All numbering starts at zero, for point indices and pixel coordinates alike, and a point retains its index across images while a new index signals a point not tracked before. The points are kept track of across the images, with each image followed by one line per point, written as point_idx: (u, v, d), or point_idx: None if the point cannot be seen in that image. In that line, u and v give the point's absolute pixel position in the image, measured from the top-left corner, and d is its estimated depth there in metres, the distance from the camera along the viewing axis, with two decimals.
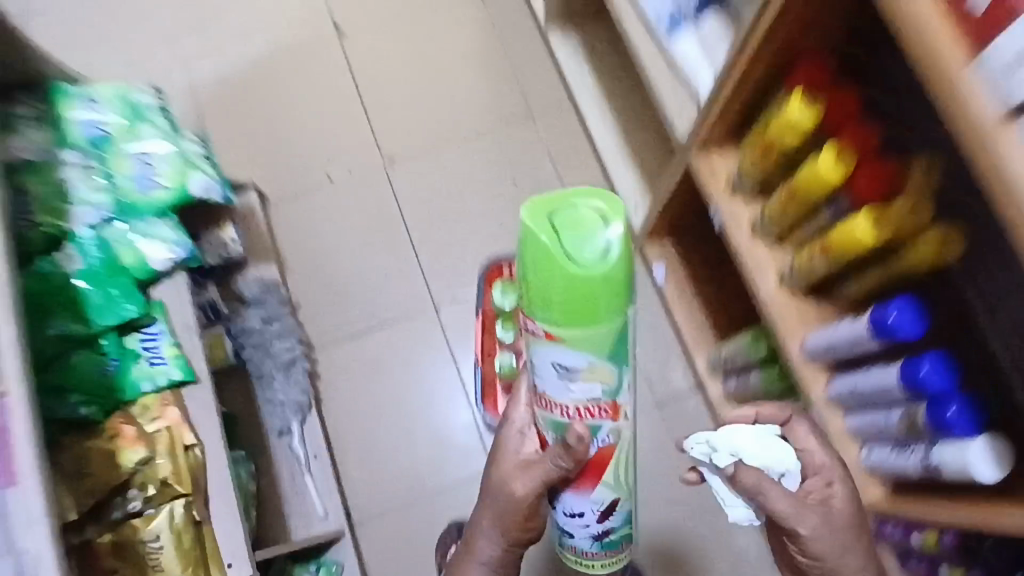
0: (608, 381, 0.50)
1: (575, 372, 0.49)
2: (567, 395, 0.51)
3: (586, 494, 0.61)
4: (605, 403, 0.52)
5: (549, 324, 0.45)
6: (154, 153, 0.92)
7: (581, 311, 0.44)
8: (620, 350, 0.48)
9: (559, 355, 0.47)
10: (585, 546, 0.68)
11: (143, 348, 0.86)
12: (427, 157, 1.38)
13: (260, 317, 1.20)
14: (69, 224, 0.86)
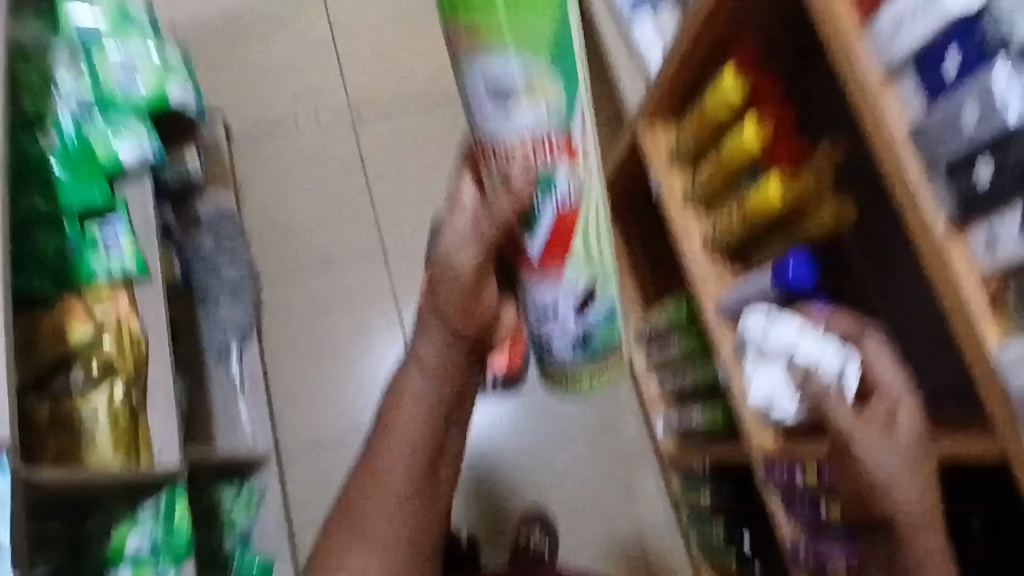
0: (553, 98, 0.50)
1: (512, 83, 0.49)
2: (509, 122, 0.50)
3: (555, 278, 0.58)
4: (555, 129, 0.51)
5: (475, 17, 0.47)
6: (135, 53, 1.00)
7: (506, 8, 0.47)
8: (556, 51, 0.50)
9: (492, 63, 0.48)
10: (567, 350, 0.62)
11: (100, 237, 0.90)
12: (394, 114, 1.44)
13: (212, 240, 1.25)
14: (48, 108, 0.92)
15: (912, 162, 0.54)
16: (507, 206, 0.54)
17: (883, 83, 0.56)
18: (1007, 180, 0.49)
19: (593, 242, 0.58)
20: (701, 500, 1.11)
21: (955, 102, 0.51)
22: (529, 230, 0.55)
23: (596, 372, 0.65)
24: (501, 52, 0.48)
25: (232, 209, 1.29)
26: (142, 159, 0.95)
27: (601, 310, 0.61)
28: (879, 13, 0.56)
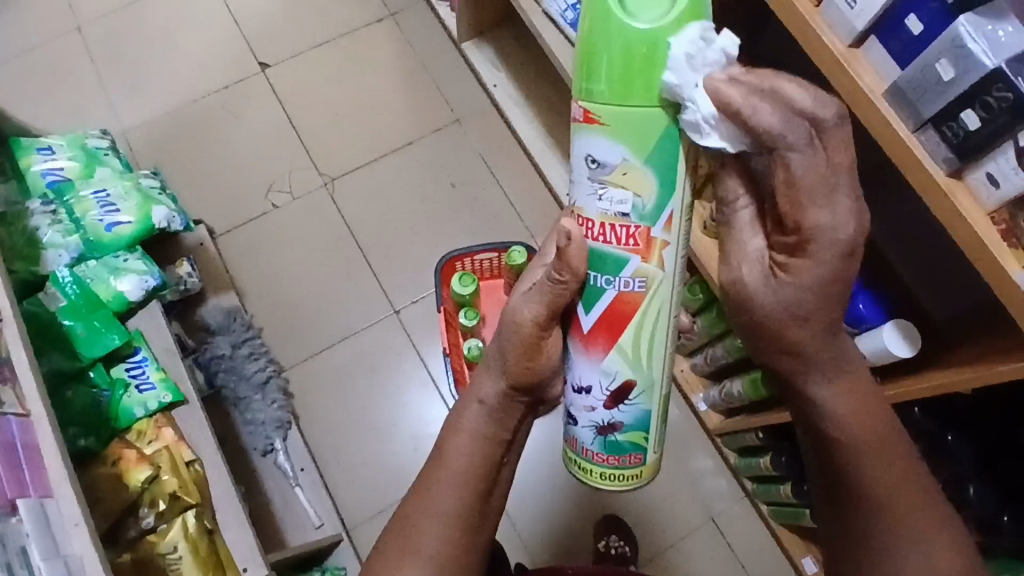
0: (643, 192, 0.50)
1: (608, 168, 0.49)
2: (597, 202, 0.51)
3: (596, 361, 0.59)
4: (637, 223, 0.51)
5: (593, 96, 0.47)
6: (112, 189, 0.99)
7: (643, 76, 0.46)
8: (665, 151, 0.49)
9: (596, 142, 0.49)
10: (588, 442, 0.65)
11: (129, 376, 0.91)
12: (367, 174, 1.46)
13: (228, 344, 1.24)
14: (44, 268, 0.92)
15: (898, 121, 0.57)
16: (564, 277, 0.54)
17: (850, 52, 0.59)
18: (996, 124, 0.50)
19: (648, 344, 0.57)
20: (760, 465, 1.13)
21: (928, 59, 0.53)
22: (585, 303, 0.56)
23: (626, 476, 0.67)
24: (610, 141, 0.48)
25: (237, 306, 1.28)
26: (148, 291, 0.95)
27: (634, 413, 0.62)
28: None
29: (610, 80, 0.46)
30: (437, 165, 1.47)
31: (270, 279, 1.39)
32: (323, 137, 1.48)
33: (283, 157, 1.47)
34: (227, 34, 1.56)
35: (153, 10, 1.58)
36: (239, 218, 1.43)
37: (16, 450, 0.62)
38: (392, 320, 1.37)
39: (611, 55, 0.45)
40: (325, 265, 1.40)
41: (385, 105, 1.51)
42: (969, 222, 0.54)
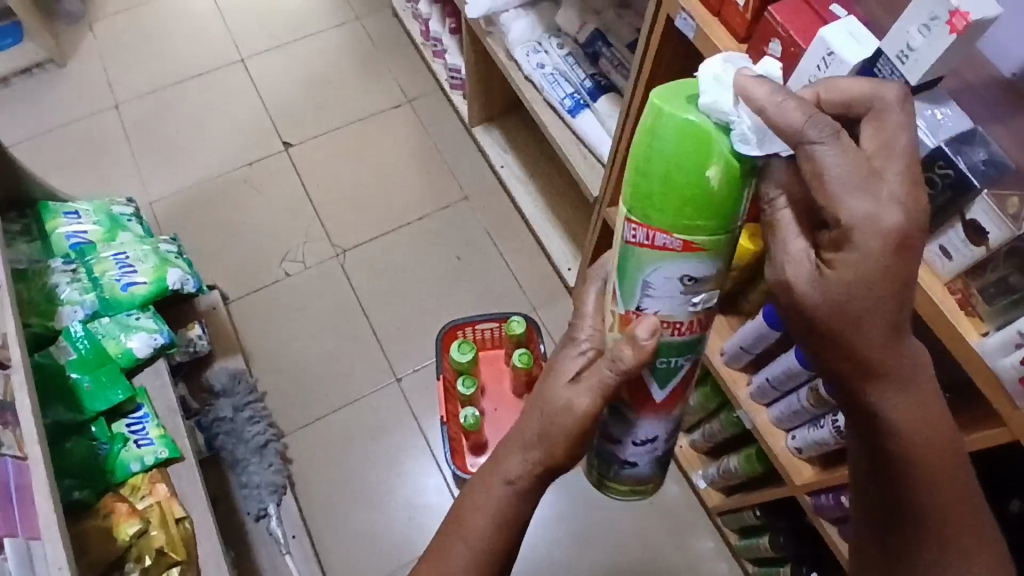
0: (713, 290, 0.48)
1: (686, 280, 0.47)
2: (668, 302, 0.49)
3: (663, 417, 0.57)
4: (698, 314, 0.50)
5: (657, 223, 0.45)
6: (131, 252, 1.05)
7: (708, 208, 0.43)
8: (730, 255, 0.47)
9: (685, 264, 0.46)
10: (646, 471, 0.63)
11: (129, 431, 0.93)
12: (378, 246, 1.52)
13: (231, 406, 1.26)
14: (58, 323, 0.97)
15: None
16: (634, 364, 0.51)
17: None
18: (942, 197, 0.54)
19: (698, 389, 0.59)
20: (760, 545, 1.11)
21: None
22: (660, 381, 0.54)
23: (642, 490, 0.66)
24: (703, 258, 0.46)
25: (243, 369, 1.31)
26: (155, 349, 0.99)
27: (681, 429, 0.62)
28: (788, 80, 0.62)
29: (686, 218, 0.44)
30: (445, 240, 1.53)
31: (277, 344, 1.43)
32: (337, 211, 1.56)
33: (298, 229, 1.54)
34: (255, 116, 1.68)
35: (190, 93, 1.71)
36: (252, 285, 1.48)
37: (7, 489, 0.65)
38: (393, 389, 1.39)
39: (679, 196, 0.43)
40: (331, 332, 1.44)
41: (398, 182, 1.59)
42: (927, 290, 0.56)
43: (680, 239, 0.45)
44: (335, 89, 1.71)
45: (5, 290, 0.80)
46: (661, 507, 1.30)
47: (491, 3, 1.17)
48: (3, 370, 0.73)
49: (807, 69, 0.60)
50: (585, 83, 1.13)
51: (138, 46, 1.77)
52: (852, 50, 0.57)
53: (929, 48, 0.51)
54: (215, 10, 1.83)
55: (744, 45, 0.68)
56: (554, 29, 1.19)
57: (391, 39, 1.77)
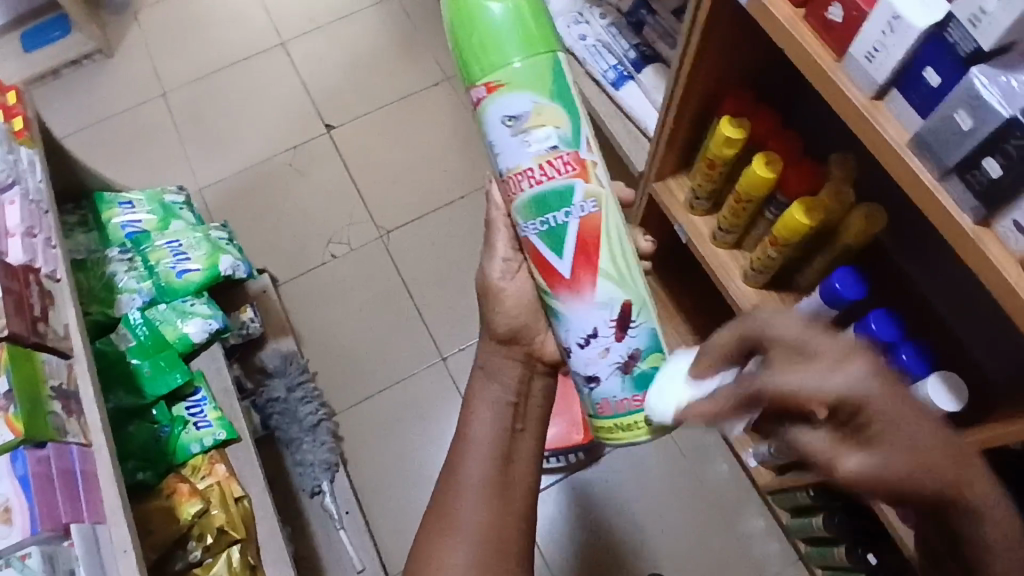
0: (559, 122, 0.59)
1: (524, 118, 0.59)
2: (523, 149, 0.59)
3: (587, 296, 0.62)
4: (566, 150, 0.60)
5: (471, 79, 0.59)
6: (184, 240, 1.08)
7: (481, 43, 0.58)
8: (554, 83, 0.59)
9: (507, 102, 0.58)
10: (617, 389, 0.64)
11: (188, 414, 0.97)
12: (420, 229, 1.53)
13: (283, 387, 1.29)
14: (116, 310, 1.00)
15: (923, 169, 0.57)
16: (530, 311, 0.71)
17: (872, 104, 0.59)
18: (1017, 170, 0.51)
19: (623, 265, 0.63)
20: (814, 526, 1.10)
21: (946, 109, 0.53)
22: (554, 248, 0.62)
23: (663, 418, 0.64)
24: (513, 92, 0.58)
25: (294, 350, 1.34)
26: (209, 334, 1.02)
27: (643, 337, 0.64)
28: (849, 46, 0.59)
29: (499, 47, 0.58)
30: (487, 218, 1.52)
31: (325, 325, 1.45)
32: (379, 192, 1.57)
33: (342, 212, 1.56)
34: (298, 100, 1.69)
35: (233, 79, 1.73)
36: (298, 268, 1.51)
37: (74, 474, 0.67)
38: (440, 367, 1.40)
39: (489, 31, 0.58)
40: (375, 312, 1.46)
41: (440, 162, 1.59)
42: (1002, 272, 0.53)
43: (490, 78, 0.58)
44: (375, 70, 1.70)
45: (65, 281, 0.82)
46: (709, 483, 1.29)
47: None
48: (66, 360, 0.76)
49: (869, 36, 0.56)
50: (629, 53, 1.09)
51: (182, 34, 1.80)
52: (920, 13, 0.53)
53: (1002, 11, 0.47)
54: None
55: (801, 10, 0.63)
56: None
57: (427, 17, 1.75)
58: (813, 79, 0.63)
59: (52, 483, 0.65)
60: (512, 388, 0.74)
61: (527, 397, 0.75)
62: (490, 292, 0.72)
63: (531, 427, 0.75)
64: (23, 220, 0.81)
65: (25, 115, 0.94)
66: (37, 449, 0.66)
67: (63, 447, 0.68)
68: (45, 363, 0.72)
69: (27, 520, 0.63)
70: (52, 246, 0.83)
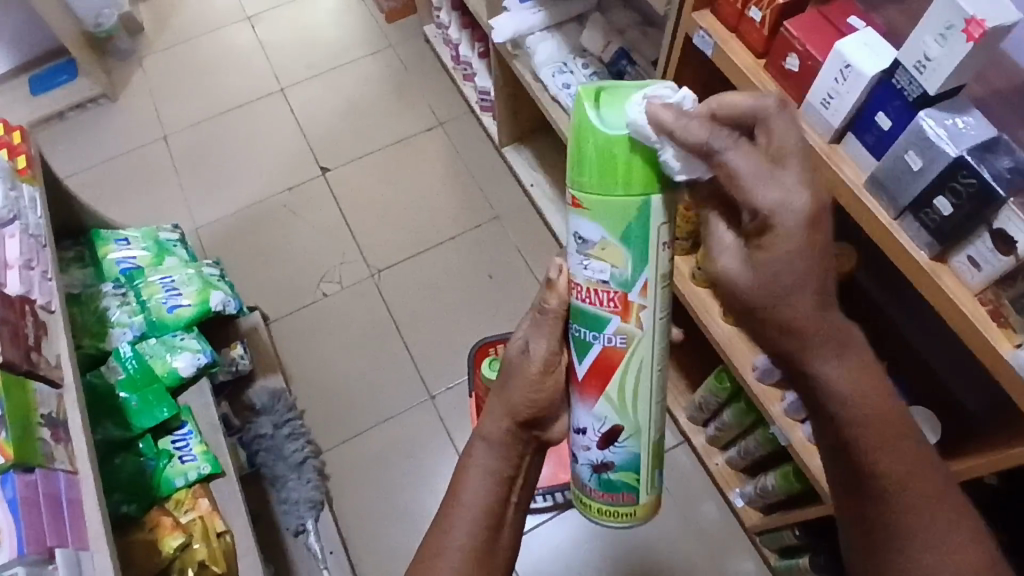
0: (620, 263, 0.52)
1: (591, 243, 0.52)
2: (583, 270, 0.54)
3: (587, 406, 0.61)
4: (616, 288, 0.54)
5: (580, 189, 0.50)
6: (177, 276, 1.10)
7: (603, 172, 0.48)
8: (640, 229, 0.51)
9: (585, 225, 0.51)
10: (585, 477, 0.65)
11: (174, 447, 0.97)
12: (411, 268, 1.56)
13: (271, 424, 1.30)
14: (108, 344, 1.02)
15: (879, 208, 0.60)
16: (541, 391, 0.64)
17: (830, 147, 0.63)
18: (967, 208, 0.53)
19: (632, 398, 0.59)
20: (801, 566, 1.10)
21: (897, 150, 0.56)
22: (578, 355, 0.59)
23: (620, 513, 0.66)
24: (592, 219, 0.51)
25: (282, 387, 1.35)
26: (199, 368, 1.03)
27: (622, 456, 0.63)
28: (807, 94, 0.63)
29: (585, 175, 0.49)
30: (478, 258, 1.56)
31: (315, 361, 1.47)
32: (372, 231, 1.61)
33: (336, 251, 1.59)
34: (295, 143, 1.74)
35: (233, 123, 1.79)
36: (290, 305, 1.53)
37: (60, 501, 0.68)
38: (429, 404, 1.41)
39: (586, 159, 0.48)
40: (366, 349, 1.47)
41: (432, 202, 1.63)
42: (958, 303, 0.56)
43: (577, 194, 0.51)
44: (371, 115, 1.76)
45: (59, 312, 0.84)
46: (698, 522, 1.29)
47: (516, 27, 1.21)
48: (57, 389, 0.77)
49: (825, 83, 0.60)
50: None
51: (185, 80, 1.86)
52: (870, 61, 0.57)
53: (946, 57, 0.51)
54: (257, 43, 1.91)
55: (762, 60, 0.68)
56: (579, 49, 1.21)
57: (423, 66, 1.82)
58: None
59: (39, 508, 0.66)
60: (512, 461, 0.66)
61: (522, 471, 0.68)
62: (524, 372, 0.63)
63: (520, 496, 0.69)
64: (22, 253, 0.84)
65: (28, 153, 0.97)
66: (25, 474, 0.67)
67: (50, 472, 0.69)
68: (37, 391, 0.74)
69: (13, 542, 0.64)
70: (48, 278, 0.86)
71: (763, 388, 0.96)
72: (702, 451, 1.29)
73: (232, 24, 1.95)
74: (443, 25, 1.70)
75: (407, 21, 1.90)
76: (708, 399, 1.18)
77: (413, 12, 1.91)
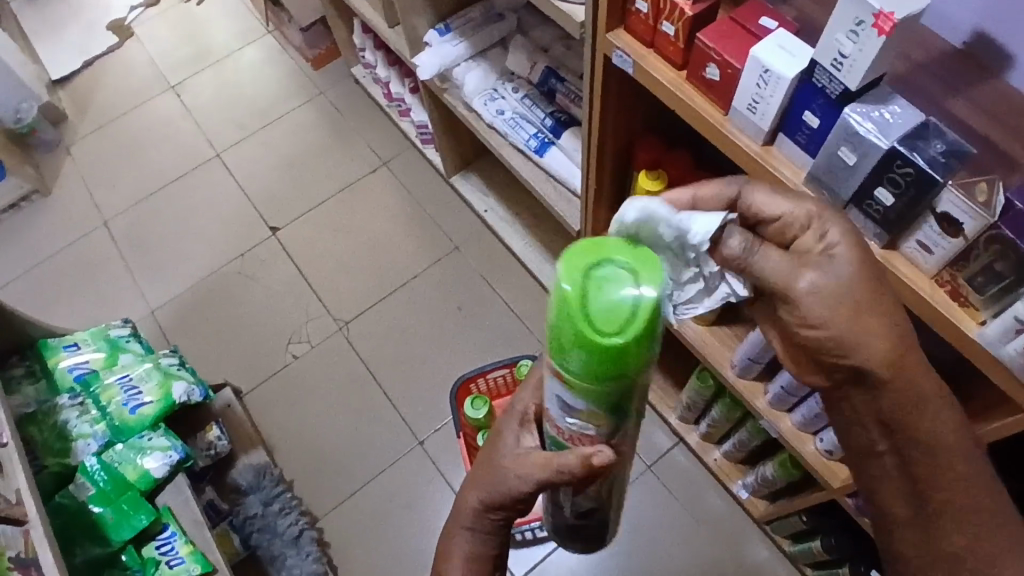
0: (597, 426, 0.48)
1: (573, 409, 0.47)
2: (560, 419, 0.49)
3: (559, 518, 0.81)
4: (594, 443, 0.50)
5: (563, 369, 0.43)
6: (135, 373, 1.06)
7: (590, 367, 0.41)
8: (619, 405, 0.46)
9: (566, 397, 0.45)
10: None
11: (160, 552, 0.94)
12: (378, 314, 1.53)
13: (260, 502, 1.25)
14: (73, 458, 0.98)
15: (823, 204, 0.60)
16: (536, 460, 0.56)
17: (763, 149, 0.63)
18: (908, 196, 0.53)
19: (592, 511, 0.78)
20: (815, 550, 1.09)
21: (830, 147, 0.56)
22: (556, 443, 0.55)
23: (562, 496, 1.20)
24: (579, 396, 0.44)
25: (266, 462, 1.30)
26: (171, 465, 0.99)
27: None
28: (732, 100, 0.62)
29: (570, 357, 0.42)
30: (444, 291, 1.53)
31: (296, 426, 1.43)
32: (332, 283, 1.58)
33: (299, 310, 1.55)
34: (240, 207, 1.70)
35: (174, 196, 1.75)
36: (261, 373, 1.49)
37: None
38: (419, 450, 1.38)
39: (582, 353, 0.41)
40: (346, 405, 1.44)
41: (388, 244, 1.61)
42: (917, 288, 0.56)
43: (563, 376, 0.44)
44: (313, 165, 1.73)
45: (12, 444, 0.81)
46: (706, 520, 1.27)
47: (440, 61, 1.19)
48: (22, 527, 0.74)
49: (748, 89, 0.59)
50: (546, 121, 1.15)
51: (117, 162, 1.81)
52: (787, 64, 0.56)
53: (862, 54, 0.50)
54: (185, 112, 1.87)
55: (682, 71, 0.67)
56: (506, 73, 1.20)
57: (357, 107, 1.80)
58: (706, 131, 0.66)
59: None
60: (498, 540, 0.63)
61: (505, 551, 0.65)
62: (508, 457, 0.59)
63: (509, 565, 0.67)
64: None
65: None
66: None
67: None
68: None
69: None
70: None
71: (747, 384, 0.95)
72: (699, 449, 1.28)
73: (155, 95, 1.91)
74: (369, 65, 1.67)
75: (333, 65, 1.88)
76: (695, 399, 1.17)
77: (337, 55, 1.88)
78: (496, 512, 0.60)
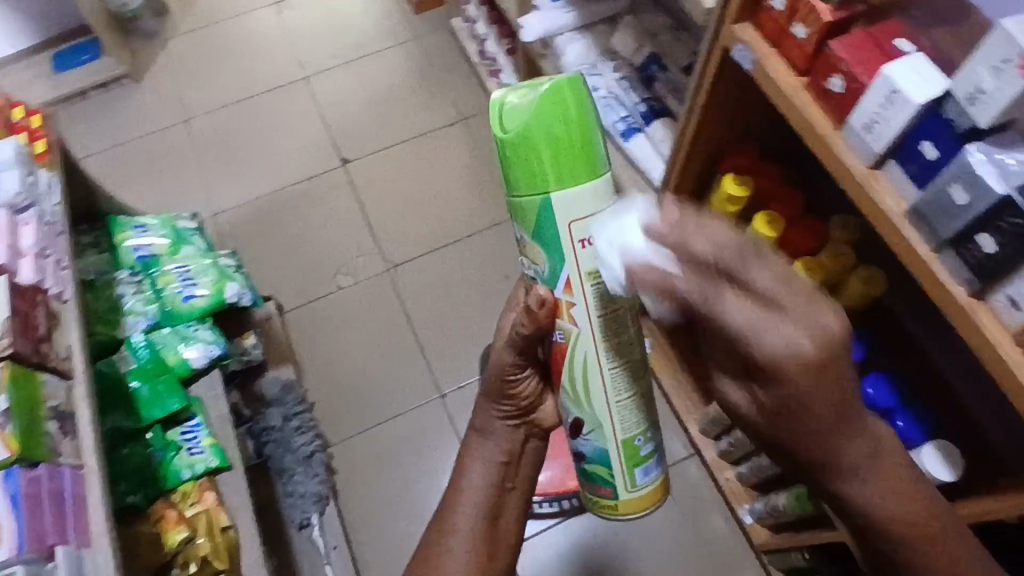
0: (542, 261, 0.60)
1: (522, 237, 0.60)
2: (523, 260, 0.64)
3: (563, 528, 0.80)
4: (546, 286, 0.61)
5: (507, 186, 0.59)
6: (193, 266, 1.10)
7: (516, 174, 0.56)
8: (552, 226, 0.57)
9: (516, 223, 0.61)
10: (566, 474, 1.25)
11: (183, 439, 0.97)
12: (427, 263, 1.54)
13: (281, 416, 1.29)
14: (121, 332, 1.02)
15: (918, 241, 0.58)
16: None
17: (871, 172, 0.61)
18: (1013, 248, 0.51)
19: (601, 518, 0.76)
20: None
21: (941, 182, 0.54)
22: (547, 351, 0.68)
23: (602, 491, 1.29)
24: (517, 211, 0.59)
25: (294, 379, 1.34)
26: (211, 359, 1.03)
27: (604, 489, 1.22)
28: (850, 116, 0.60)
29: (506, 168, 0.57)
30: (495, 256, 1.54)
31: (327, 353, 1.46)
32: (389, 224, 1.59)
33: (352, 243, 1.58)
34: (316, 132, 1.73)
35: (255, 109, 1.78)
36: (304, 296, 1.52)
37: (64, 497, 0.68)
38: (438, 402, 1.40)
39: (509, 164, 0.56)
40: (378, 342, 1.47)
41: (451, 198, 1.62)
42: (995, 344, 0.53)
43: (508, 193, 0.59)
44: (394, 107, 1.75)
45: (72, 302, 0.85)
46: (705, 535, 1.27)
47: (546, 27, 1.18)
48: (67, 380, 0.77)
49: (868, 108, 0.58)
50: (639, 107, 1.12)
51: (209, 66, 1.85)
52: (919, 88, 0.54)
53: (1002, 91, 0.48)
54: (282, 29, 1.90)
55: (803, 78, 0.65)
56: (608, 52, 1.19)
57: (448, 59, 1.80)
58: (813, 142, 0.64)
59: (40, 504, 0.66)
60: None
61: (518, 457, 0.75)
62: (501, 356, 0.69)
63: None
64: (38, 240, 0.85)
65: (47, 137, 0.98)
66: (30, 469, 0.68)
67: (56, 467, 0.69)
68: (45, 383, 0.74)
69: (13, 539, 0.64)
70: (62, 267, 0.87)
71: None
72: (714, 466, 1.27)
73: (258, 8, 1.94)
74: (471, 19, 1.67)
75: (434, 13, 1.88)
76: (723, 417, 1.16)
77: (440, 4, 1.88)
78: (503, 405, 0.72)
